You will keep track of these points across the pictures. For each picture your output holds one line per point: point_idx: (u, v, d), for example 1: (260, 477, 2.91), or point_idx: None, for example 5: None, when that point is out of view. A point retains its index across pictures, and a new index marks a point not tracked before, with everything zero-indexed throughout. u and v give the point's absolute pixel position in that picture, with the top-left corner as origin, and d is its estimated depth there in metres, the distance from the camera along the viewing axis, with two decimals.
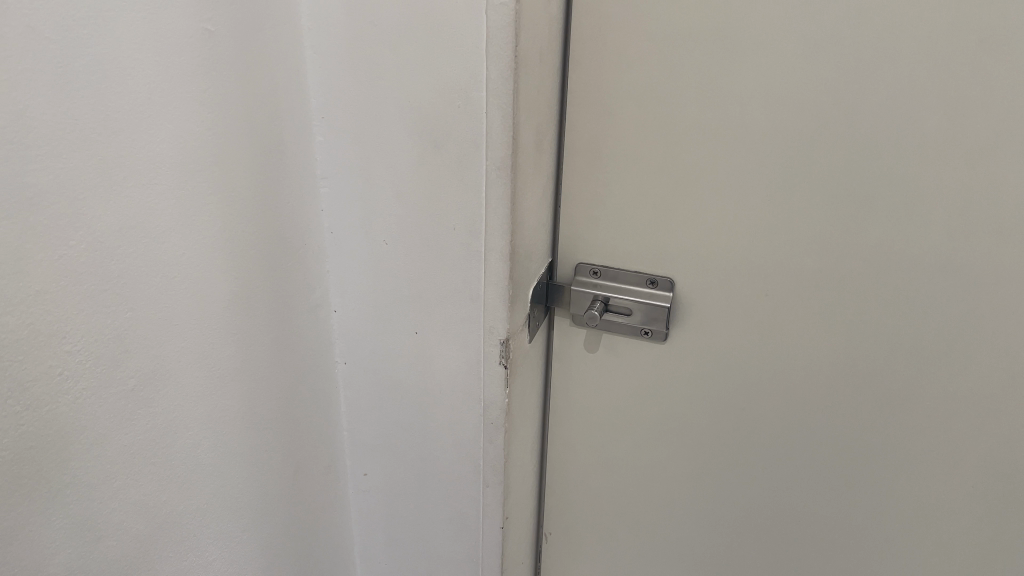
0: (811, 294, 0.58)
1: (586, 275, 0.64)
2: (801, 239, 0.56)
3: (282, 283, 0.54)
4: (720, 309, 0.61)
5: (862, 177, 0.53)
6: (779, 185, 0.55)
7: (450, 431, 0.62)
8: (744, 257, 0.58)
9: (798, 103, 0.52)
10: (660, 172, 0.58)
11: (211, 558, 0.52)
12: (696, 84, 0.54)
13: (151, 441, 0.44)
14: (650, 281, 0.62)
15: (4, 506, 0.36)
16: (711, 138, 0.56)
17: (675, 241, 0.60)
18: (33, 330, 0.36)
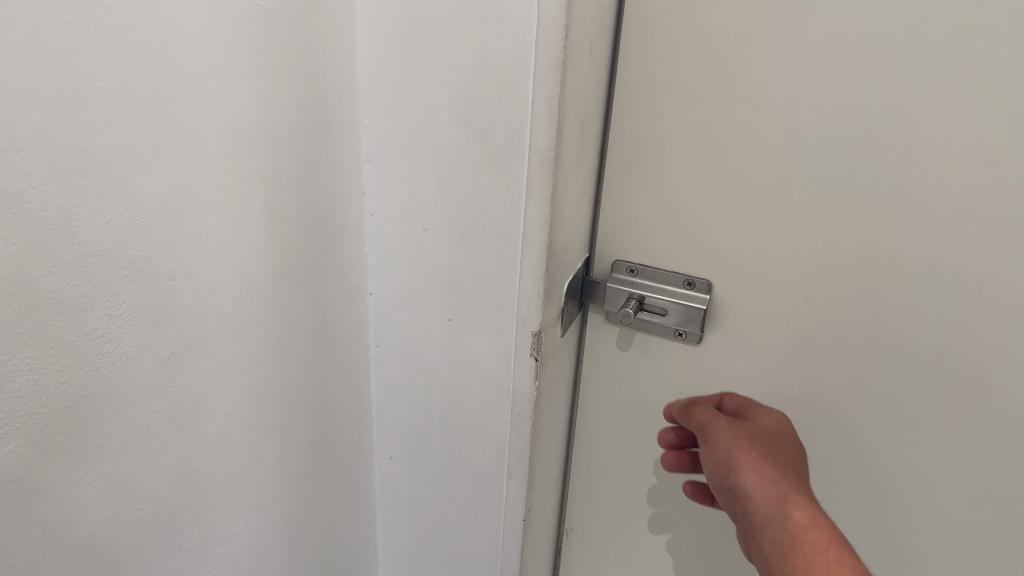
0: (850, 305, 0.57)
1: (623, 272, 0.64)
2: (844, 248, 0.55)
3: (321, 262, 0.55)
4: (757, 315, 0.60)
5: (911, 189, 0.52)
6: (824, 192, 0.54)
7: (478, 420, 0.62)
8: (784, 263, 0.58)
9: (850, 109, 0.51)
10: (704, 173, 0.57)
11: (236, 529, 0.53)
12: (747, 85, 0.54)
13: (185, 409, 0.45)
14: (687, 282, 0.62)
15: (40, 462, 0.37)
16: (758, 141, 0.55)
17: (715, 244, 0.59)
18: (78, 292, 0.36)
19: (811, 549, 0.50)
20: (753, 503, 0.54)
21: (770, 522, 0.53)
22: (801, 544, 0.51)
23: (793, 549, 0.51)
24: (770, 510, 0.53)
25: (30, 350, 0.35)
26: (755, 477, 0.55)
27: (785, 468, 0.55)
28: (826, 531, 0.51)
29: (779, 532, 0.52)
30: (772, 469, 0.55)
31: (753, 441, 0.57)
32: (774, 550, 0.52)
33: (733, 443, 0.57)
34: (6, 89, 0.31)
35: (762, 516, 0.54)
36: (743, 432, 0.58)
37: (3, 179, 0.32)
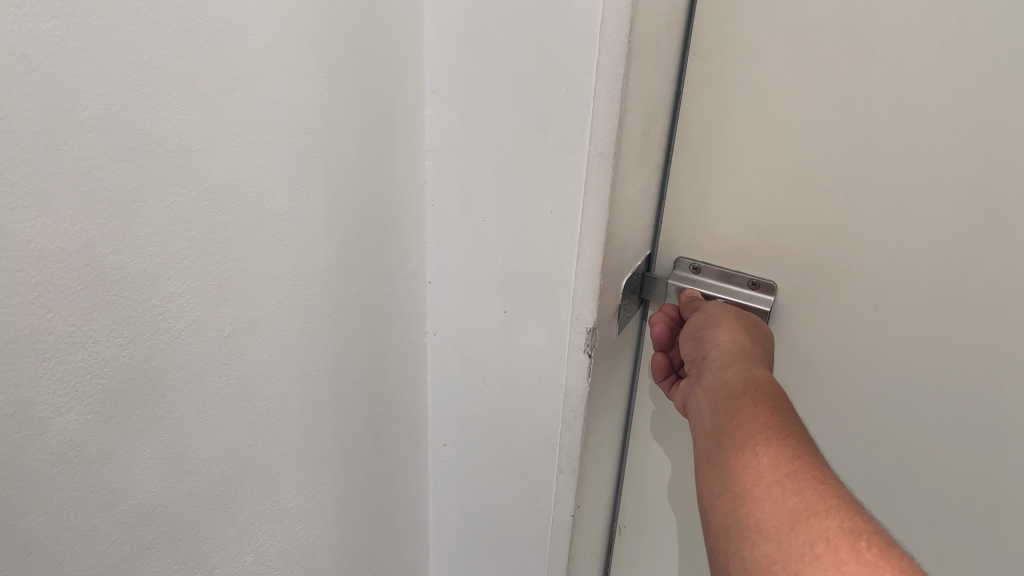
0: (925, 316, 0.54)
1: (686, 269, 0.62)
2: (916, 256, 0.53)
3: (381, 249, 0.56)
4: (823, 322, 0.58)
5: (991, 196, 0.49)
6: (902, 198, 0.52)
7: (531, 412, 0.62)
8: (854, 268, 0.56)
9: (931, 110, 0.49)
10: (773, 172, 0.56)
11: (289, 506, 0.54)
12: (820, 81, 0.52)
13: (242, 386, 0.46)
14: (751, 283, 0.60)
15: (100, 430, 0.38)
16: (831, 140, 0.53)
17: (781, 246, 0.58)
18: (142, 269, 0.38)
19: (760, 392, 0.48)
20: (718, 353, 0.53)
21: (726, 368, 0.51)
22: (750, 386, 0.49)
23: (743, 391, 0.49)
24: (732, 357, 0.52)
25: (94, 324, 0.36)
26: (727, 339, 0.54)
27: (757, 337, 0.55)
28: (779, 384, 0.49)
29: (733, 377, 0.50)
30: (746, 334, 0.55)
31: (738, 315, 0.56)
32: (724, 391, 0.50)
33: (719, 314, 0.56)
34: (76, 73, 0.32)
35: (722, 360, 0.52)
36: (732, 310, 0.57)
37: (72, 161, 0.33)
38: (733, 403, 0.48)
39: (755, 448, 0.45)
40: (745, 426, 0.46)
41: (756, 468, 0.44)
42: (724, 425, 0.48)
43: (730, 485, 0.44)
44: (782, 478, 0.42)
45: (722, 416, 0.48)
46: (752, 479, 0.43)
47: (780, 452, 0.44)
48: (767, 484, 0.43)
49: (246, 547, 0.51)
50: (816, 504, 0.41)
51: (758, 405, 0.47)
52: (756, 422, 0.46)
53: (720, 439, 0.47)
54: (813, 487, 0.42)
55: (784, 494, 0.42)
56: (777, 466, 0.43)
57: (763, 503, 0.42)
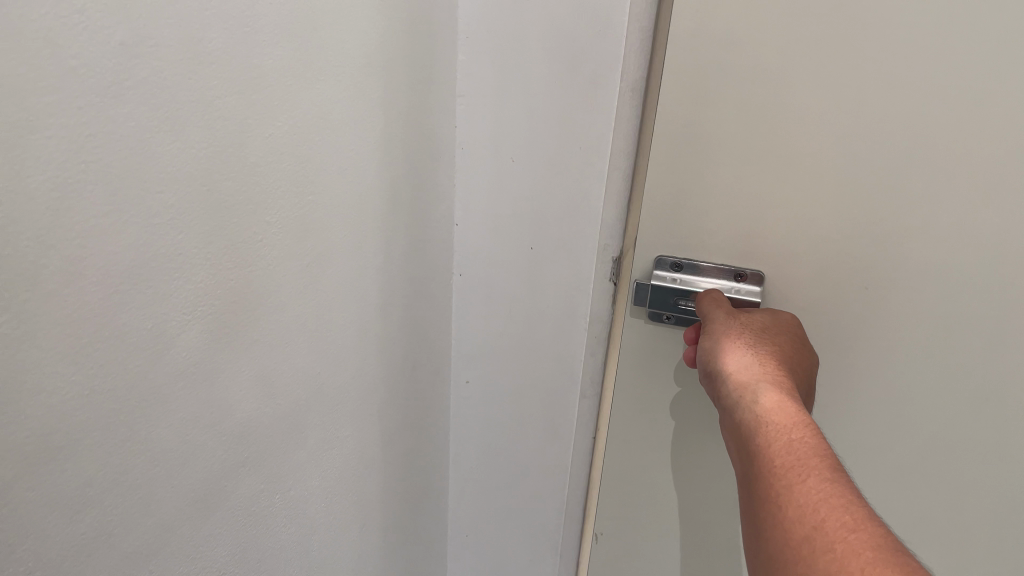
0: (922, 292, 0.52)
1: (667, 268, 0.58)
2: (898, 236, 0.51)
3: (422, 191, 0.59)
4: (810, 299, 0.56)
5: (977, 176, 0.48)
6: (896, 170, 0.49)
7: (554, 342, 0.68)
8: (845, 248, 0.53)
9: (919, 91, 0.47)
10: (755, 155, 0.52)
11: (346, 433, 0.57)
12: (806, 59, 0.48)
13: (316, 315, 0.50)
14: (738, 275, 0.57)
15: (213, 349, 0.41)
16: (817, 123, 0.50)
17: (755, 230, 0.55)
18: (248, 196, 0.41)
19: (776, 431, 0.42)
20: (723, 385, 0.47)
21: (736, 406, 0.46)
22: (763, 426, 0.43)
23: (754, 430, 0.43)
24: (738, 386, 0.46)
25: (213, 246, 0.39)
26: (732, 368, 0.48)
27: (767, 358, 0.48)
28: (791, 414, 0.43)
29: (742, 413, 0.45)
30: (753, 358, 0.48)
31: (742, 332, 0.51)
32: (736, 431, 0.45)
33: (722, 335, 0.51)
34: (206, 8, 0.35)
35: (727, 394, 0.47)
36: (736, 327, 0.51)
37: (200, 91, 0.36)
38: (752, 450, 0.43)
39: (777, 502, 0.39)
40: (760, 471, 0.41)
41: (782, 526, 0.38)
42: (746, 476, 0.42)
43: (761, 546, 0.39)
44: (810, 533, 0.37)
45: (746, 468, 0.43)
46: (780, 540, 0.38)
47: (805, 499, 0.38)
48: (797, 542, 0.37)
49: (315, 472, 0.54)
50: (850, 560, 0.35)
51: (772, 444, 0.42)
52: (774, 469, 0.40)
53: (744, 492, 0.42)
54: (847, 538, 0.36)
55: (816, 554, 0.36)
56: (805, 518, 0.38)
57: (796, 566, 0.36)
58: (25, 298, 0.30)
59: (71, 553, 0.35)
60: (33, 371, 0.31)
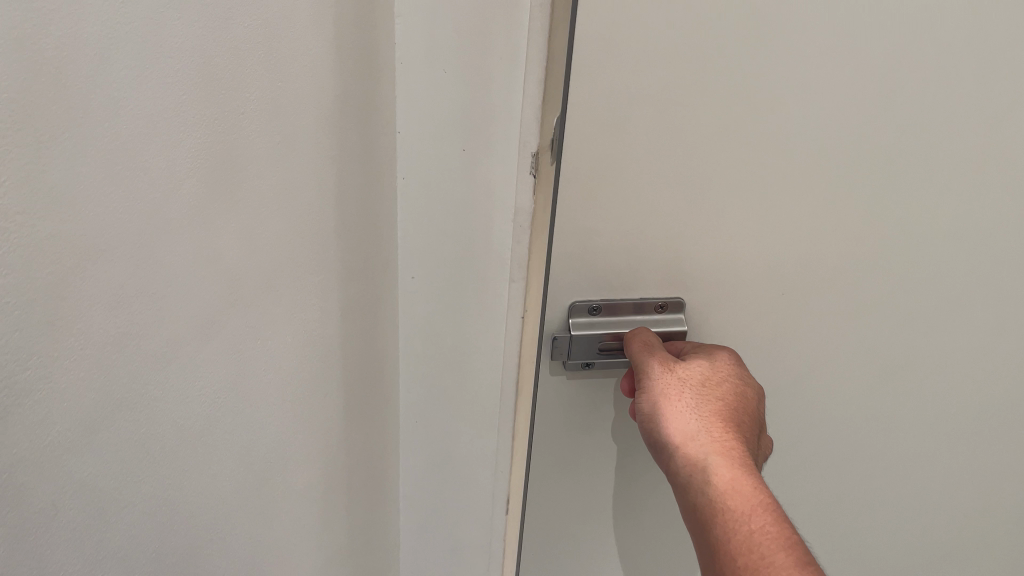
0: (772, 261, 0.76)
1: (590, 311, 0.79)
2: (744, 211, 0.73)
3: (368, 97, 0.69)
4: (683, 261, 0.76)
5: (798, 172, 0.71)
6: (757, 171, 0.70)
7: (485, 235, 0.78)
8: (718, 238, 0.74)
9: (776, 109, 0.67)
10: (652, 160, 0.70)
11: (312, 302, 0.68)
12: (701, 88, 0.66)
13: (284, 187, 0.60)
14: (659, 306, 0.79)
15: (210, 198, 0.51)
16: (706, 139, 0.68)
17: (637, 214, 0.73)
18: (232, 74, 0.51)
19: (738, 519, 0.62)
20: (679, 460, 0.67)
21: (695, 486, 0.66)
22: (724, 513, 0.63)
23: (716, 510, 0.64)
24: (694, 466, 0.66)
25: (208, 110, 0.49)
26: (685, 444, 0.68)
27: (708, 424, 0.68)
28: (742, 495, 0.63)
29: (701, 495, 0.65)
30: (698, 427, 0.68)
31: (686, 392, 0.71)
32: (698, 506, 0.65)
33: (666, 403, 0.70)
34: None
35: (684, 469, 0.67)
36: (681, 388, 0.71)
37: None
38: (718, 527, 0.63)
39: None
40: (727, 551, 0.62)
41: None
42: (716, 547, 0.63)
43: None
44: None
45: (712, 543, 0.63)
46: None
47: None
48: None
49: (289, 327, 0.65)
50: None
51: (736, 535, 0.62)
52: (738, 557, 0.61)
53: (713, 558, 0.63)
54: None
55: None
56: None
57: None
58: (76, 123, 0.39)
59: (109, 343, 0.45)
60: (83, 182, 0.41)
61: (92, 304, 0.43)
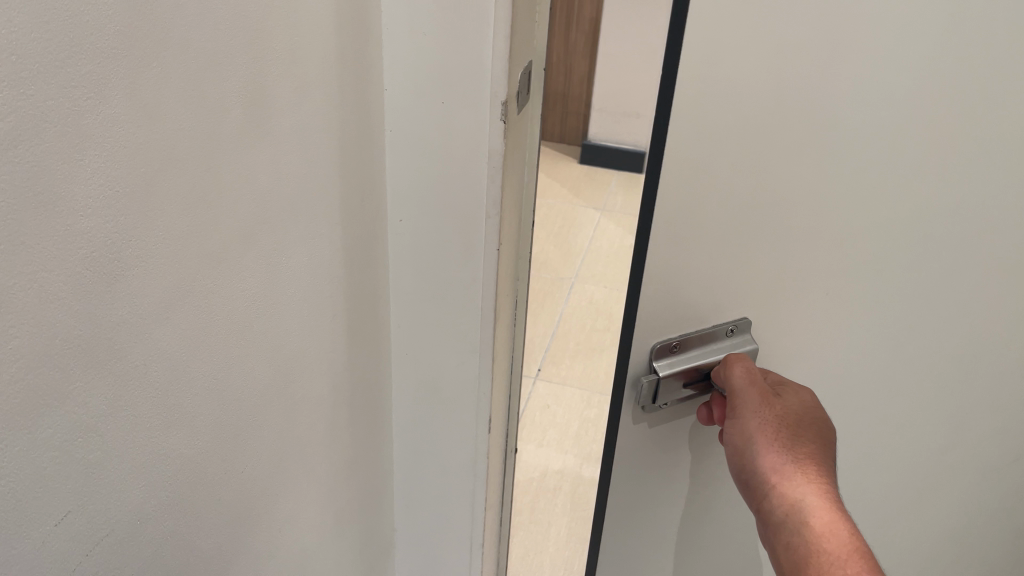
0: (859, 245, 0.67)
1: (666, 350, 0.72)
2: (847, 187, 0.64)
3: (362, 56, 0.80)
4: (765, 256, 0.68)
5: (913, 143, 0.62)
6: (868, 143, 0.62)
7: (462, 177, 0.90)
8: (797, 263, 0.68)
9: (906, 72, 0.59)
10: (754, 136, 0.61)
11: (320, 233, 0.78)
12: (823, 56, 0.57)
13: (299, 128, 0.71)
14: (731, 328, 0.72)
15: (244, 128, 0.62)
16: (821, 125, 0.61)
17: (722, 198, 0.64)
18: (261, 25, 0.62)
19: (835, 566, 0.62)
20: (775, 499, 0.66)
21: (789, 525, 0.65)
22: (819, 555, 0.62)
23: (811, 550, 0.63)
24: (789, 505, 0.65)
25: (243, 52, 0.60)
26: (781, 482, 0.66)
27: (802, 461, 0.67)
28: (836, 537, 0.63)
29: (792, 534, 0.64)
30: (794, 466, 0.66)
31: (781, 428, 0.68)
32: (794, 547, 0.64)
33: (760, 439, 0.67)
34: None
35: (778, 506, 0.65)
36: (774, 422, 0.68)
37: None
38: (804, 570, 0.63)
39: None
40: None
41: None
42: None
43: None
44: None
45: None
46: None
47: None
48: None
49: (302, 253, 0.75)
50: None
51: None
52: None
53: None
54: None
55: None
56: None
57: None
58: (152, 49, 0.50)
59: (172, 237, 0.56)
60: (156, 98, 0.51)
61: (166, 205, 0.55)
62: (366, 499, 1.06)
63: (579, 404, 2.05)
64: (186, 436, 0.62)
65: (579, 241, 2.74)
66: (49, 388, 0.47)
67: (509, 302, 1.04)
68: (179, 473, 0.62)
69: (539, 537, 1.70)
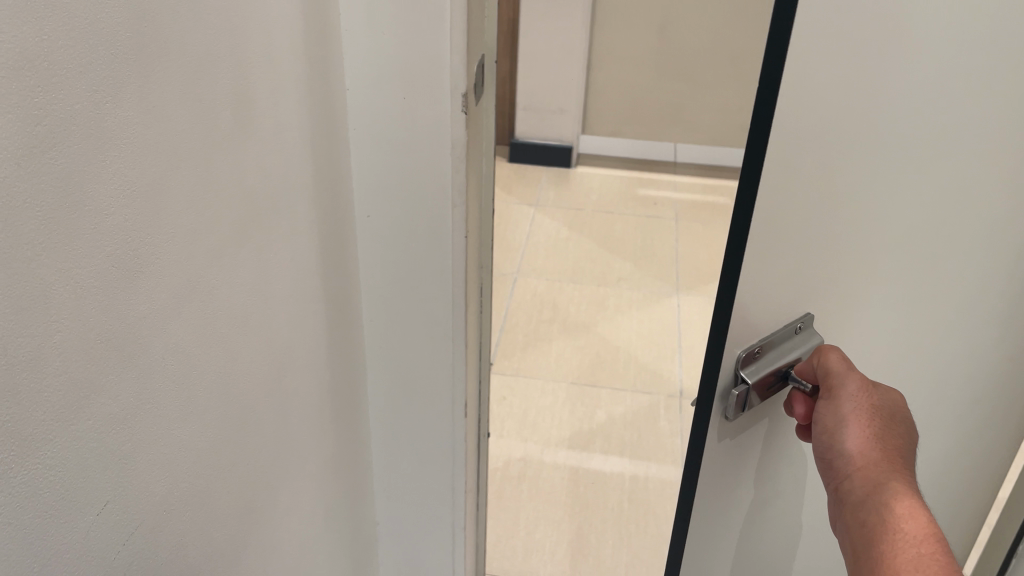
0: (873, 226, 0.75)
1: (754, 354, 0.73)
2: (887, 178, 0.72)
3: (326, 57, 0.83)
4: (814, 250, 0.72)
5: (921, 134, 0.71)
6: (901, 137, 0.69)
7: (427, 169, 0.93)
8: (830, 247, 0.73)
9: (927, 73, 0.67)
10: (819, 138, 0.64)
11: (300, 230, 0.81)
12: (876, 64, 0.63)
13: (279, 127, 0.73)
14: (798, 326, 0.77)
15: (234, 127, 0.65)
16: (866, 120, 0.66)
17: (787, 198, 0.66)
18: (244, 28, 0.64)
19: (908, 540, 0.62)
20: (858, 479, 0.68)
21: (870, 503, 0.66)
22: (896, 533, 0.63)
23: (889, 527, 0.63)
24: (871, 487, 0.67)
25: (230, 54, 0.63)
26: (866, 464, 0.68)
27: (887, 452, 0.68)
28: (915, 515, 0.63)
29: (870, 512, 0.65)
30: (880, 454, 0.68)
31: (873, 420, 0.70)
32: (870, 523, 0.65)
33: (852, 425, 0.70)
34: None
35: (862, 488, 0.67)
36: (868, 413, 0.70)
37: None
38: (878, 544, 0.63)
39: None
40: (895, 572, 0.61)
41: None
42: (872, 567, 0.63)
43: None
44: None
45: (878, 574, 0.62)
46: None
47: None
48: None
49: (286, 248, 0.78)
50: None
51: (903, 552, 0.61)
52: None
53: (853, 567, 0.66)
54: None
55: None
56: None
57: None
58: (155, 53, 0.53)
59: (180, 235, 0.58)
60: (161, 100, 0.54)
61: (174, 203, 0.57)
62: (351, 492, 1.09)
63: (534, 393, 2.10)
64: (199, 431, 0.64)
65: (516, 237, 2.79)
66: (81, 382, 0.49)
67: (475, 288, 1.08)
68: (194, 467, 0.64)
69: (509, 523, 1.74)
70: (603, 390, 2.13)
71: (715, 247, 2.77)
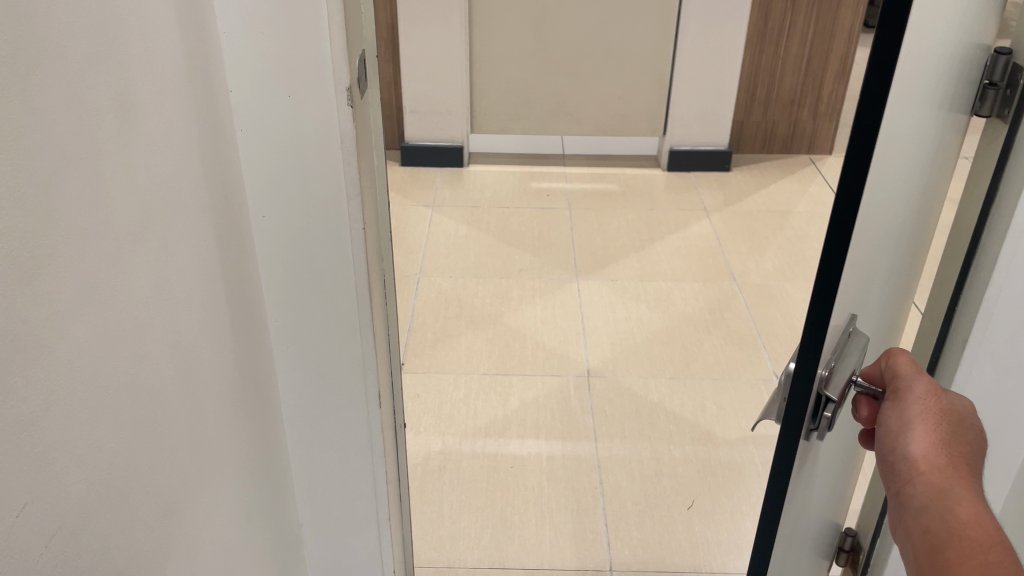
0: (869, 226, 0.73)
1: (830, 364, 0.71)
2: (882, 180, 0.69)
3: (207, 59, 0.84)
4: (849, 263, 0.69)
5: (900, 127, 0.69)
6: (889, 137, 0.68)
7: (319, 164, 0.96)
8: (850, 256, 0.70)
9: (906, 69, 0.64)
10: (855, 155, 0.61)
11: (196, 230, 0.82)
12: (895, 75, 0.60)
13: (166, 127, 0.74)
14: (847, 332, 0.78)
15: (121, 127, 0.65)
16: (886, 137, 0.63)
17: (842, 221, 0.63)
18: (122, 30, 0.66)
19: (973, 546, 0.62)
20: (921, 482, 0.68)
21: (933, 507, 0.66)
22: (961, 540, 0.62)
23: (952, 532, 0.63)
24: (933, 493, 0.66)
25: (109, 55, 0.63)
26: (929, 468, 0.68)
27: (954, 458, 0.69)
28: (980, 523, 0.63)
29: (932, 517, 0.65)
30: (946, 459, 0.68)
31: (939, 426, 0.70)
32: (933, 527, 0.64)
33: (918, 428, 0.70)
34: None
35: (925, 491, 0.67)
36: (934, 419, 0.71)
37: None
38: (942, 551, 0.63)
39: None
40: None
41: None
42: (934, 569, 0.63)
43: None
44: None
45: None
46: None
47: None
48: None
49: (185, 248, 0.79)
50: None
51: (969, 560, 0.61)
52: None
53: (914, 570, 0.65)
54: None
55: None
56: None
57: None
58: (36, 56, 0.54)
59: (76, 235, 0.59)
60: (47, 102, 0.55)
61: (66, 204, 0.58)
62: (271, 493, 1.09)
63: (447, 388, 2.13)
64: (112, 430, 0.65)
65: (415, 238, 2.81)
66: None
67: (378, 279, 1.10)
68: (110, 465, 0.65)
69: (434, 515, 1.76)
70: (515, 378, 2.17)
71: (609, 232, 2.87)
